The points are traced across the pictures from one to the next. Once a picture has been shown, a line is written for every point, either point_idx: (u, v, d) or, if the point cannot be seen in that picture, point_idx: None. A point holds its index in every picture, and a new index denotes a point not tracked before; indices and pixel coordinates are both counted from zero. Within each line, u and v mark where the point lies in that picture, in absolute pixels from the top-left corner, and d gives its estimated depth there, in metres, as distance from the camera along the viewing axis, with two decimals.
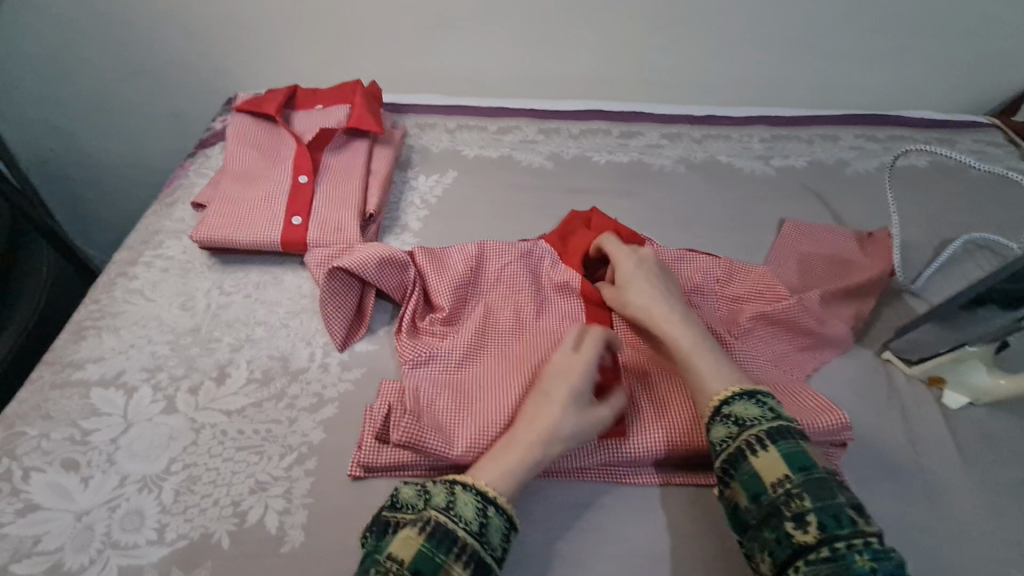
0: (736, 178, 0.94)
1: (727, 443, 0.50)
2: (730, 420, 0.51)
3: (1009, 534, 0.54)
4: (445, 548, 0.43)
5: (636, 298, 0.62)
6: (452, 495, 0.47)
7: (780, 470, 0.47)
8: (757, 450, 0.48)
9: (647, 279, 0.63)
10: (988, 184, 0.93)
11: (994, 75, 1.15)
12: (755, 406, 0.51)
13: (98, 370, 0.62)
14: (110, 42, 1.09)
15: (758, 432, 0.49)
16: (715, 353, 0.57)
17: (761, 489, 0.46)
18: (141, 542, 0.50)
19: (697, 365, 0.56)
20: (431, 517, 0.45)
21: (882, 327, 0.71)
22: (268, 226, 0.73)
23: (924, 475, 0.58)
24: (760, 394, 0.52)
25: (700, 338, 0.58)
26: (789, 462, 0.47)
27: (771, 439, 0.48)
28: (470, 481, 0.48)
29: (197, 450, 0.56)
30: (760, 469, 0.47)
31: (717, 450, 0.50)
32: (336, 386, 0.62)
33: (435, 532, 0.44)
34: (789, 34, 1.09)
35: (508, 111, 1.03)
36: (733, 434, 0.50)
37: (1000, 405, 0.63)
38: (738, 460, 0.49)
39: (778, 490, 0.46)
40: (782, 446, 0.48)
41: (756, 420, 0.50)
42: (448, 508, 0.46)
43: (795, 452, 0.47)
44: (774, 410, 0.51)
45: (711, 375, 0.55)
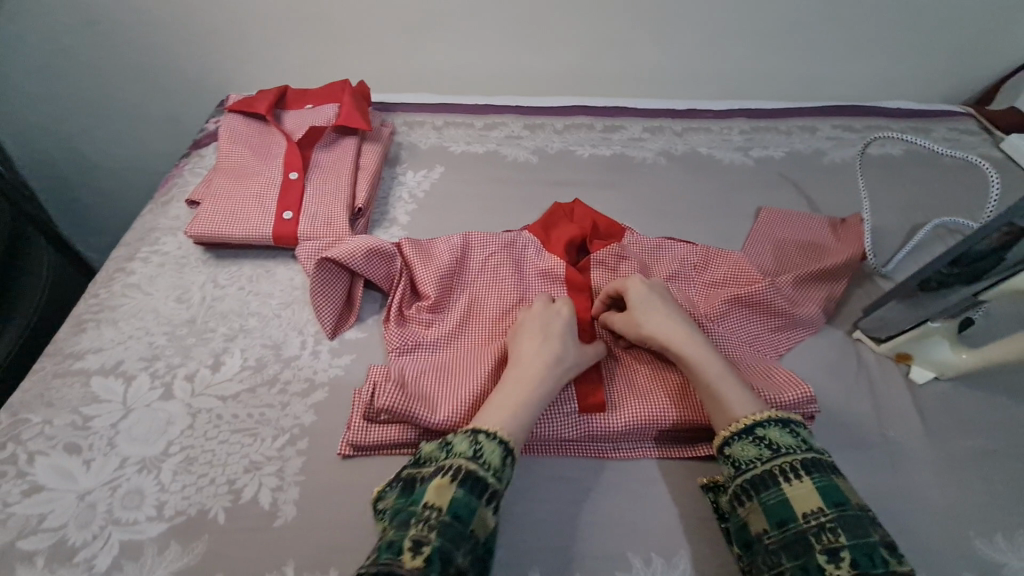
0: (716, 169, 0.96)
1: (756, 464, 0.49)
2: (764, 443, 0.50)
3: (970, 499, 0.56)
4: (477, 495, 0.47)
5: (654, 325, 0.60)
6: (478, 444, 0.49)
7: (813, 502, 0.46)
8: (789, 479, 0.48)
9: (656, 304, 0.62)
10: (959, 171, 0.96)
11: (969, 66, 1.18)
12: (790, 435, 0.51)
13: (97, 360, 0.64)
14: (105, 47, 1.12)
15: (793, 460, 0.48)
16: (736, 379, 0.56)
17: (790, 517, 0.46)
18: (141, 518, 0.52)
19: (725, 395, 0.54)
20: (459, 466, 0.48)
21: (852, 309, 0.73)
22: (260, 221, 0.76)
23: (891, 446, 0.60)
24: (793, 423, 0.52)
25: (719, 364, 0.57)
26: (823, 495, 0.46)
27: (806, 470, 0.48)
28: (492, 430, 0.50)
29: (194, 433, 0.58)
30: (791, 499, 0.47)
31: (740, 468, 0.50)
32: (327, 371, 0.65)
33: (467, 481, 0.47)
34: (768, 29, 1.11)
35: (494, 109, 1.06)
36: (762, 456, 0.50)
37: (964, 379, 0.66)
38: (766, 484, 0.48)
39: (809, 521, 0.45)
40: (817, 479, 0.47)
41: (790, 450, 0.49)
42: (476, 457, 0.49)
43: (830, 487, 0.47)
44: (808, 441, 0.51)
45: (739, 404, 0.53)
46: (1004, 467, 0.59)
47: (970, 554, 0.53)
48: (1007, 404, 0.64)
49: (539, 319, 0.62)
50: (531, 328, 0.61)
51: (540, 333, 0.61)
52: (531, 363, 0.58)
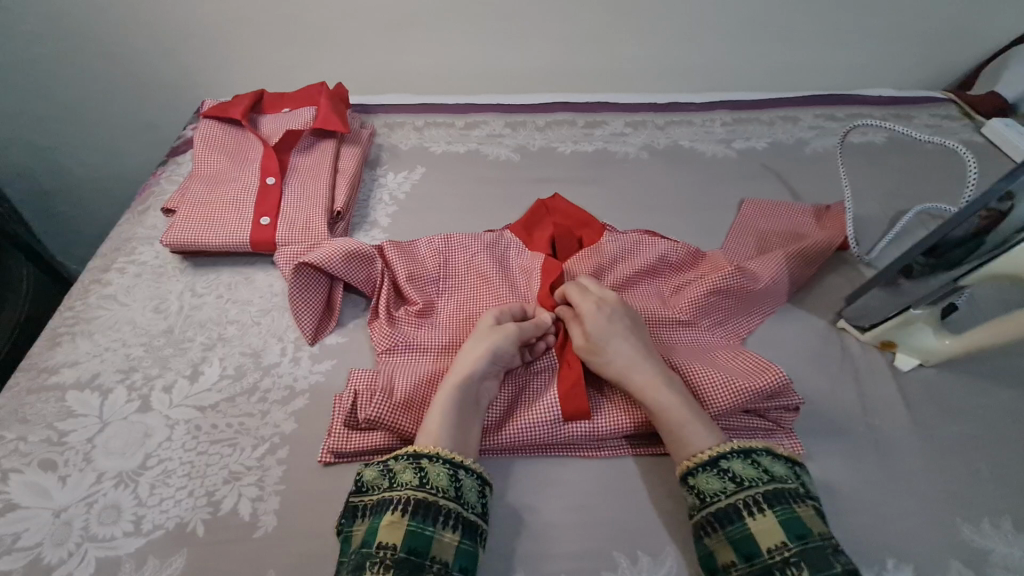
0: (699, 162, 0.96)
1: (721, 497, 0.49)
2: (728, 476, 0.50)
3: (953, 485, 0.56)
4: (432, 521, 0.46)
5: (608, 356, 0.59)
6: (422, 470, 0.49)
7: (777, 536, 0.46)
8: (754, 513, 0.47)
9: (614, 330, 0.61)
10: (941, 157, 0.96)
11: (951, 50, 1.18)
12: (752, 466, 0.50)
13: (73, 373, 0.63)
14: (79, 55, 1.10)
15: (756, 493, 0.48)
16: (686, 412, 0.54)
17: (755, 551, 0.46)
18: (118, 534, 0.51)
19: (679, 431, 0.54)
20: (408, 497, 0.47)
21: (834, 299, 0.73)
22: (236, 227, 0.75)
23: (875, 434, 0.60)
24: (755, 453, 0.51)
25: (671, 396, 0.55)
26: (785, 529, 0.46)
27: (769, 502, 0.47)
28: (435, 453, 0.50)
29: (172, 445, 0.57)
30: (756, 533, 0.46)
31: (705, 500, 0.49)
32: (308, 377, 0.64)
33: (418, 510, 0.47)
34: (748, 20, 1.11)
35: (474, 107, 1.05)
36: (726, 489, 0.49)
37: (948, 365, 0.66)
38: (732, 517, 0.47)
39: (773, 555, 0.45)
40: (780, 512, 0.47)
41: (752, 483, 0.49)
42: (423, 484, 0.48)
43: (793, 519, 0.46)
44: (770, 470, 0.50)
45: (694, 433, 0.53)
46: (989, 452, 0.59)
47: (957, 541, 0.52)
48: (990, 389, 0.64)
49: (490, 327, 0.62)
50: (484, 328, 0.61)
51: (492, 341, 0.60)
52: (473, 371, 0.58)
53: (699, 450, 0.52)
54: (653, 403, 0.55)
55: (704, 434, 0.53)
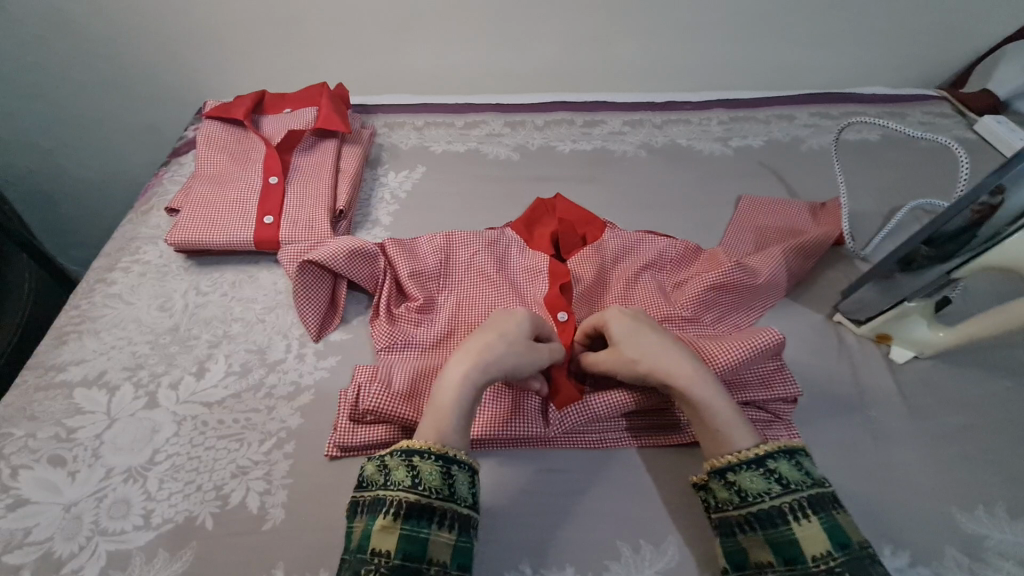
0: (696, 160, 0.97)
1: (764, 498, 0.47)
2: (774, 477, 0.48)
3: (949, 474, 0.57)
4: (426, 523, 0.46)
5: (647, 358, 0.56)
6: (415, 470, 0.48)
7: (822, 544, 0.45)
8: (798, 518, 0.46)
9: (646, 333, 0.58)
10: (934, 153, 0.98)
11: (943, 50, 1.20)
12: (797, 469, 0.49)
13: (79, 371, 0.64)
14: (79, 57, 1.10)
15: (801, 499, 0.47)
16: (732, 414, 0.53)
17: (797, 557, 0.45)
18: (128, 527, 0.52)
19: (725, 433, 0.52)
20: (400, 500, 0.46)
21: (831, 293, 0.75)
22: (240, 225, 0.75)
23: (871, 424, 0.61)
24: (799, 453, 0.50)
25: (717, 398, 0.53)
26: (830, 537, 0.45)
27: (813, 508, 0.46)
28: (427, 449, 0.49)
29: (179, 441, 0.58)
30: (800, 540, 0.45)
31: (747, 499, 0.48)
32: (313, 373, 0.65)
33: (411, 513, 0.46)
34: (743, 20, 1.12)
35: (474, 107, 1.06)
36: (771, 490, 0.48)
37: (941, 357, 0.67)
38: (776, 521, 0.46)
39: (818, 564, 0.44)
40: (824, 519, 0.46)
41: (799, 486, 0.47)
42: (416, 485, 0.47)
43: (836, 527, 0.45)
44: (813, 474, 0.48)
45: (733, 430, 0.52)
46: (984, 440, 0.60)
47: (953, 528, 0.53)
48: (984, 379, 0.65)
49: (514, 321, 0.59)
50: (509, 323, 0.59)
51: (504, 332, 0.57)
52: (482, 360, 0.55)
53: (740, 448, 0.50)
54: (699, 406, 0.53)
55: (745, 433, 0.51)
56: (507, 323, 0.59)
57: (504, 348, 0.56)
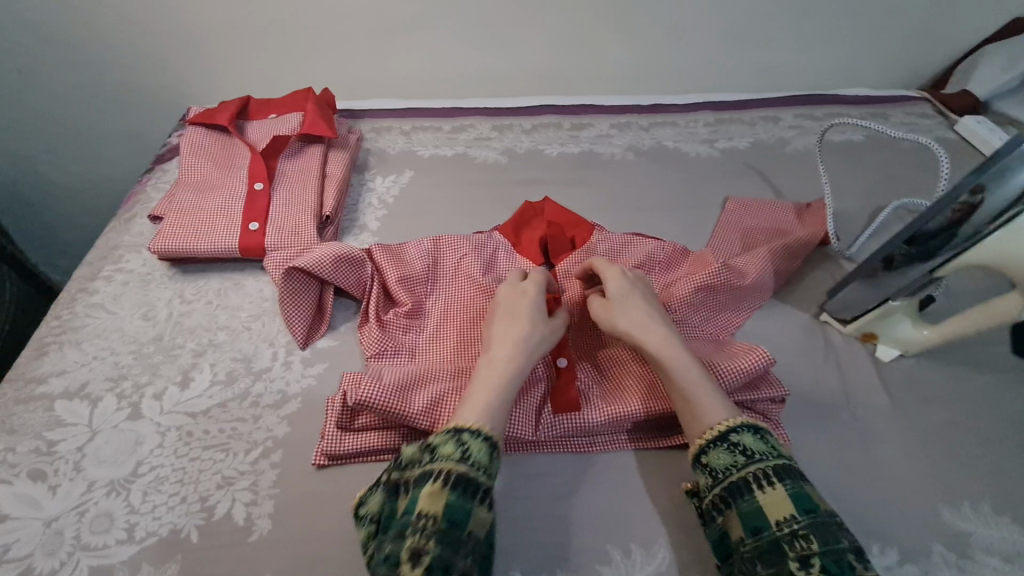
0: (683, 161, 0.98)
1: (731, 472, 0.48)
2: (737, 450, 0.49)
3: (935, 471, 0.58)
4: (472, 496, 0.46)
5: (628, 321, 0.60)
6: (465, 445, 0.48)
7: (786, 509, 0.45)
8: (763, 486, 0.47)
9: (635, 300, 0.62)
10: (917, 153, 0.99)
11: (924, 51, 1.21)
12: (761, 441, 0.50)
13: (60, 383, 0.63)
14: (60, 64, 1.09)
15: (765, 467, 0.48)
16: (705, 378, 0.55)
17: (763, 525, 0.45)
18: (111, 542, 0.51)
19: (690, 392, 0.54)
20: (450, 471, 0.46)
21: (817, 292, 0.75)
22: (225, 232, 0.75)
23: (860, 423, 0.62)
24: (762, 430, 0.51)
25: (690, 362, 0.56)
26: (795, 502, 0.45)
27: (778, 476, 0.47)
28: (476, 427, 0.49)
29: (164, 452, 0.57)
30: (766, 506, 0.46)
31: (716, 476, 0.49)
32: (299, 382, 0.64)
33: (459, 484, 0.46)
34: (727, 22, 1.13)
35: (461, 111, 1.06)
36: (736, 463, 0.48)
37: (926, 355, 0.68)
38: (740, 492, 0.47)
39: (782, 529, 0.44)
40: (789, 485, 0.46)
41: (763, 456, 0.48)
42: (465, 458, 0.47)
43: (801, 494, 0.46)
44: (778, 447, 0.50)
45: (695, 387, 0.54)
46: (968, 436, 0.61)
47: (940, 524, 0.54)
48: (968, 376, 0.66)
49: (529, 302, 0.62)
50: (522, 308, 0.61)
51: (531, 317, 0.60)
52: (522, 346, 0.58)
53: (712, 424, 0.51)
54: (666, 365, 0.56)
55: (709, 394, 0.53)
56: (521, 308, 0.61)
57: (529, 334, 0.59)
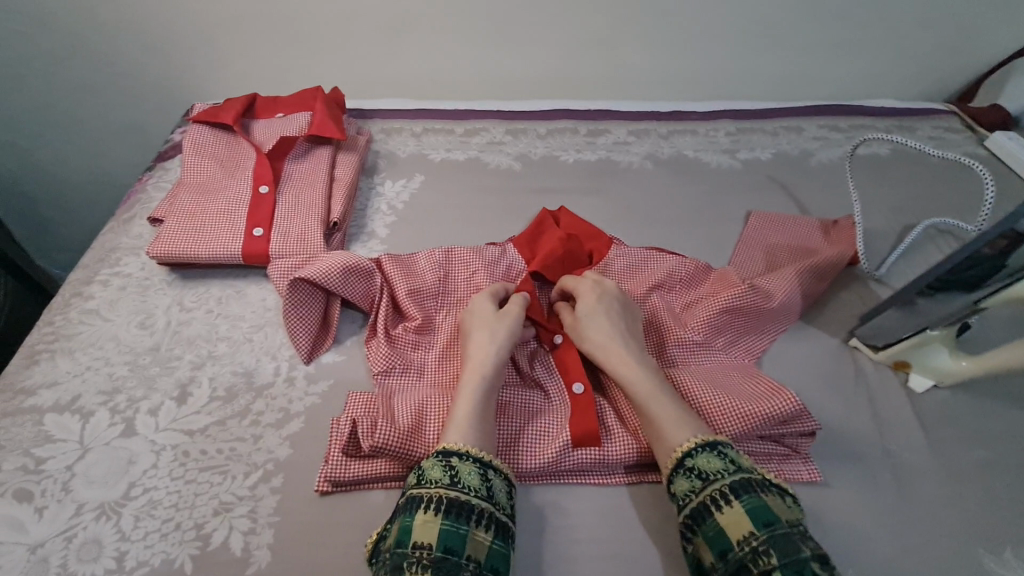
0: (703, 172, 0.94)
1: (692, 496, 0.48)
2: (694, 473, 0.49)
3: (974, 514, 0.55)
4: (465, 520, 0.45)
5: (593, 336, 0.61)
6: (454, 469, 0.48)
7: (745, 526, 0.45)
8: (721, 506, 0.47)
9: (603, 314, 0.62)
10: (946, 170, 0.95)
11: (952, 62, 1.18)
12: (717, 457, 0.50)
13: (51, 396, 0.59)
14: (61, 54, 1.06)
15: (722, 485, 0.48)
16: (665, 393, 0.55)
17: (727, 547, 0.45)
18: (99, 572, 0.48)
19: (647, 407, 0.55)
20: (440, 496, 0.46)
21: (846, 316, 0.72)
22: (228, 238, 0.71)
23: (892, 459, 0.58)
24: (721, 443, 0.51)
25: (651, 379, 0.57)
26: (752, 518, 0.45)
27: (734, 494, 0.47)
28: (464, 450, 0.49)
29: (158, 473, 0.54)
30: (726, 528, 0.46)
31: (679, 503, 0.49)
32: (303, 400, 0.61)
33: (451, 509, 0.45)
34: (750, 28, 1.09)
35: (475, 113, 1.02)
36: (696, 487, 0.49)
37: (961, 387, 0.64)
38: (702, 516, 0.47)
39: (744, 547, 0.44)
40: (746, 501, 0.46)
41: (719, 474, 0.48)
42: (455, 483, 0.47)
43: (759, 507, 0.46)
44: (736, 460, 0.50)
45: (651, 402, 0.55)
46: (1008, 476, 0.57)
47: (980, 573, 0.51)
48: (1006, 410, 0.62)
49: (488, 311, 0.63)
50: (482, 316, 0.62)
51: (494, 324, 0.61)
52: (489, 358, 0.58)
53: (679, 442, 0.51)
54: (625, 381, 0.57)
55: (667, 409, 0.54)
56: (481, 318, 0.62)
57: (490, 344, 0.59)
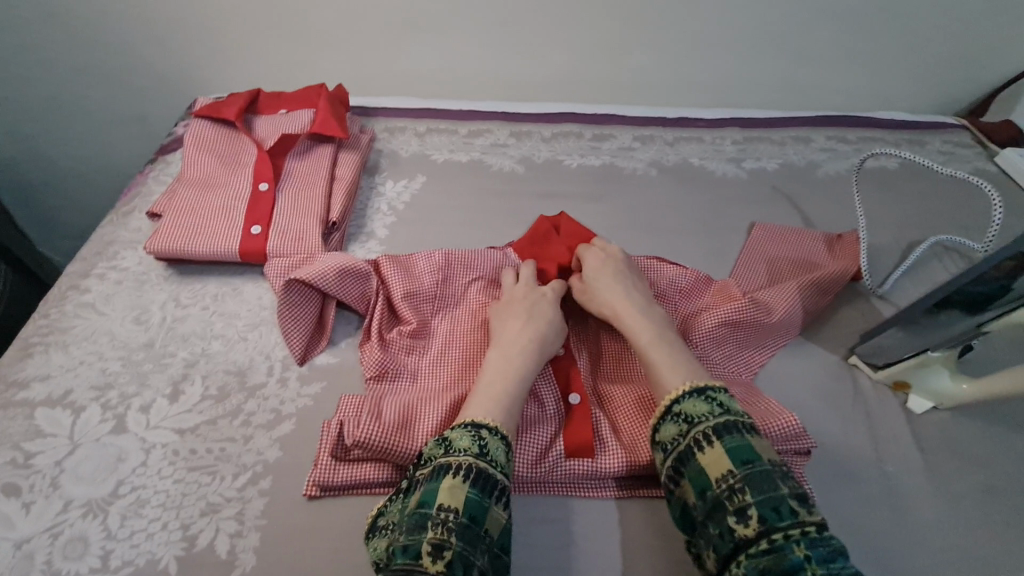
0: (708, 181, 0.93)
1: (678, 441, 0.49)
2: (680, 418, 0.50)
3: (970, 543, 0.54)
4: (490, 492, 0.45)
5: (600, 292, 0.64)
6: (484, 441, 0.48)
7: (724, 465, 0.46)
8: (703, 447, 0.47)
9: (609, 273, 0.65)
10: (955, 186, 0.94)
11: (964, 76, 1.16)
12: (703, 402, 0.50)
13: (43, 389, 0.59)
14: (68, 43, 1.06)
15: (705, 428, 0.48)
16: (672, 345, 0.57)
17: (706, 485, 0.46)
18: (84, 570, 0.48)
19: (649, 355, 0.57)
20: (471, 463, 0.46)
21: (847, 332, 0.71)
22: (225, 236, 0.71)
23: (889, 481, 0.58)
24: (709, 389, 0.51)
25: (656, 331, 0.59)
26: (731, 456, 0.46)
27: (717, 435, 0.47)
28: (494, 426, 0.49)
29: (147, 471, 0.54)
30: (706, 467, 0.46)
31: (666, 449, 0.50)
32: (295, 401, 0.60)
33: (480, 479, 0.45)
34: (760, 35, 1.08)
35: (479, 114, 1.01)
36: (681, 431, 0.50)
37: (962, 409, 0.63)
38: (686, 458, 0.48)
39: (721, 485, 0.45)
40: (726, 441, 0.47)
41: (703, 418, 0.49)
42: (484, 454, 0.47)
43: (740, 446, 0.46)
44: (724, 404, 0.50)
45: (653, 350, 0.57)
46: (1004, 503, 0.56)
47: None
48: (1006, 435, 0.61)
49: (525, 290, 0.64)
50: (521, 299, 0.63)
51: (525, 309, 0.62)
52: (525, 337, 0.58)
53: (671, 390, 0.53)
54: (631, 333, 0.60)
55: (670, 357, 0.56)
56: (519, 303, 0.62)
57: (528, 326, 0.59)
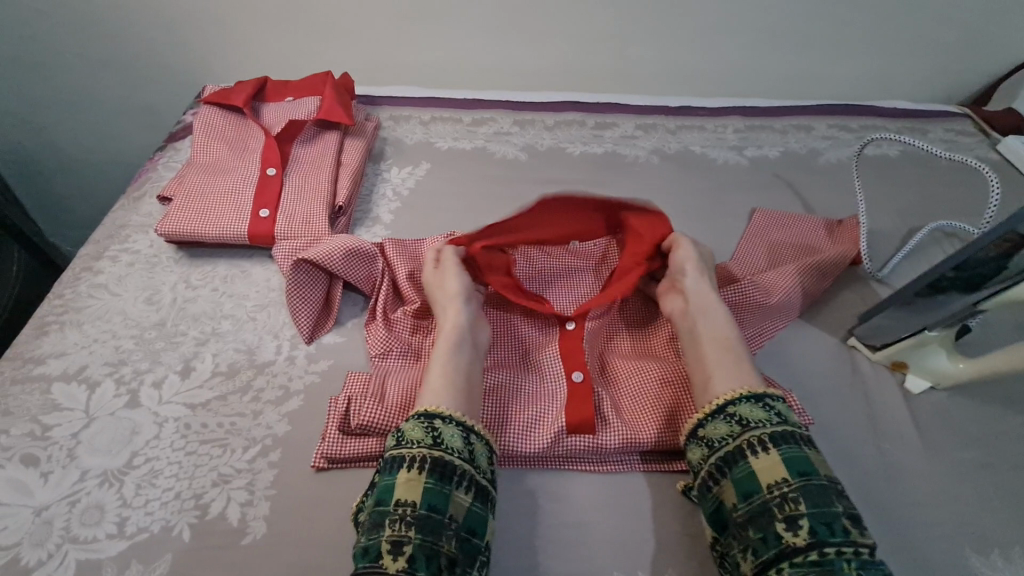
0: (710, 168, 0.94)
1: (728, 441, 0.50)
2: (734, 419, 0.51)
3: (964, 517, 0.55)
4: (448, 481, 0.46)
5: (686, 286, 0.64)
6: (436, 431, 0.49)
7: (779, 473, 0.47)
8: (757, 452, 0.48)
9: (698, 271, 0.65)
10: (956, 173, 0.94)
11: (968, 65, 1.16)
12: (761, 409, 0.51)
13: (59, 365, 0.61)
14: (77, 33, 1.07)
15: (760, 434, 0.49)
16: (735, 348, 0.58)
17: (755, 489, 0.47)
18: (101, 536, 0.49)
19: (707, 351, 0.58)
20: (424, 456, 0.47)
21: (847, 316, 0.72)
22: (233, 219, 0.72)
23: (885, 458, 0.59)
24: (768, 398, 0.52)
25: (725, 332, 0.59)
26: (787, 466, 0.47)
27: (774, 442, 0.49)
28: (448, 414, 0.50)
29: (160, 444, 0.55)
30: (757, 472, 0.48)
31: (712, 446, 0.51)
32: (303, 378, 0.62)
33: (434, 468, 0.47)
34: (763, 24, 1.09)
35: (483, 103, 1.02)
36: (733, 432, 0.51)
37: (959, 390, 0.64)
38: (735, 459, 0.49)
39: (773, 491, 0.46)
40: (783, 450, 0.48)
41: (760, 424, 0.50)
42: (437, 443, 0.48)
43: (797, 458, 0.48)
44: (781, 414, 0.51)
45: (713, 348, 0.58)
46: (1000, 480, 0.57)
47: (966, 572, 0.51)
48: (1002, 415, 0.62)
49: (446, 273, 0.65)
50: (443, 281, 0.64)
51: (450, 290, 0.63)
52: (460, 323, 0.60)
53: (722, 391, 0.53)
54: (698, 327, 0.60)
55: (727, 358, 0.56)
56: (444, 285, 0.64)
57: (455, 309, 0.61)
